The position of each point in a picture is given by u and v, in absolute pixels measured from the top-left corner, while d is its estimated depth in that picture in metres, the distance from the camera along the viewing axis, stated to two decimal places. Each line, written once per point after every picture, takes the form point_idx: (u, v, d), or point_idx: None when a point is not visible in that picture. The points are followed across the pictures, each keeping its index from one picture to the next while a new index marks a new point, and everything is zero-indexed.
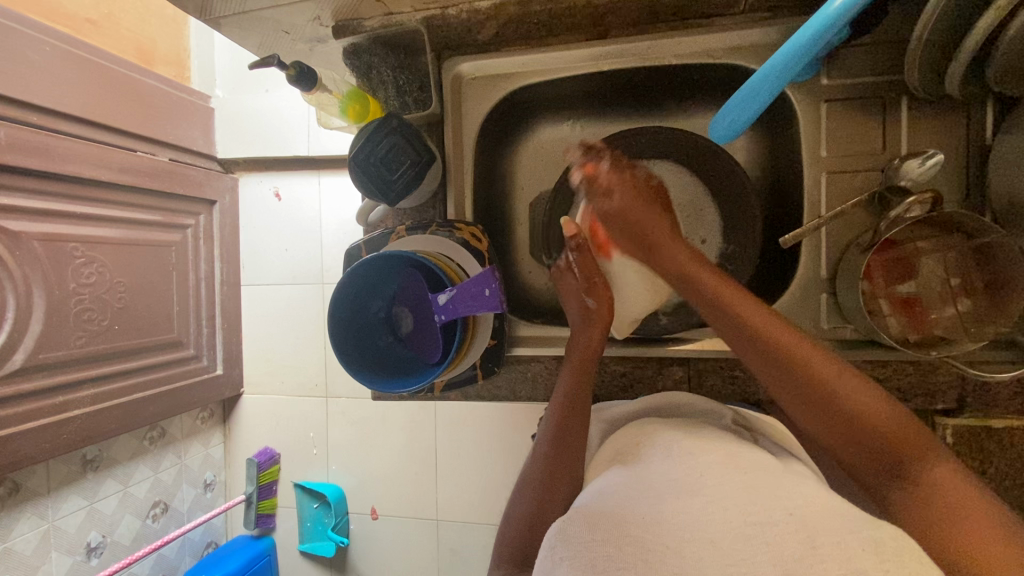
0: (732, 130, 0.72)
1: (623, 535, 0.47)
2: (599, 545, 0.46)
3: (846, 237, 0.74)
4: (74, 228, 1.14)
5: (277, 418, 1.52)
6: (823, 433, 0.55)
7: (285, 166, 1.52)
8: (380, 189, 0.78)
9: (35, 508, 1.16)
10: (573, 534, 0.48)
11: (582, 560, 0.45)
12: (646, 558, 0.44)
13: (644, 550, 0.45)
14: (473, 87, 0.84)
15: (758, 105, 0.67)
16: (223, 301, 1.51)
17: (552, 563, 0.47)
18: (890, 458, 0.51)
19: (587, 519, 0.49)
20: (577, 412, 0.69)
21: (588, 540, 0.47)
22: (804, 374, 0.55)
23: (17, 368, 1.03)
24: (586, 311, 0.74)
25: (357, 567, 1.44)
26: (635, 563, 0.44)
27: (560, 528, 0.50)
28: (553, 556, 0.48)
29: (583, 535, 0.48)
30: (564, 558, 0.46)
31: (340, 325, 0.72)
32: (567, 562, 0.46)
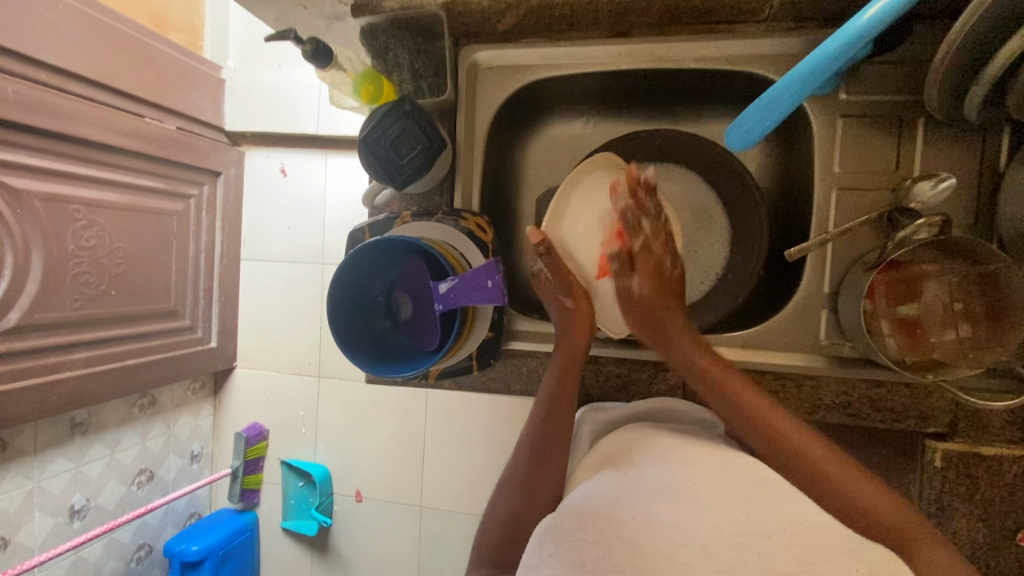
0: (750, 139, 0.69)
1: (612, 535, 0.48)
2: (589, 546, 0.47)
3: (850, 255, 0.74)
4: (77, 189, 1.13)
5: (268, 396, 1.52)
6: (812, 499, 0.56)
7: (293, 142, 1.51)
8: (388, 173, 0.78)
9: (22, 467, 1.16)
10: (564, 531, 0.49)
11: (569, 558, 0.46)
12: (635, 563, 0.45)
13: (634, 553, 0.46)
14: (489, 77, 0.82)
15: (780, 113, 0.65)
16: (222, 275, 1.50)
17: (539, 558, 0.48)
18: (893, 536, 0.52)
19: (579, 518, 0.50)
20: (563, 416, 0.66)
21: (578, 539, 0.48)
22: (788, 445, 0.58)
23: (13, 325, 1.03)
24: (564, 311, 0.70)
25: (337, 548, 1.45)
26: (624, 565, 0.45)
27: (552, 523, 0.51)
28: (540, 551, 0.48)
29: (575, 534, 0.48)
30: (552, 554, 0.47)
31: (339, 305, 0.72)
32: (554, 560, 0.47)
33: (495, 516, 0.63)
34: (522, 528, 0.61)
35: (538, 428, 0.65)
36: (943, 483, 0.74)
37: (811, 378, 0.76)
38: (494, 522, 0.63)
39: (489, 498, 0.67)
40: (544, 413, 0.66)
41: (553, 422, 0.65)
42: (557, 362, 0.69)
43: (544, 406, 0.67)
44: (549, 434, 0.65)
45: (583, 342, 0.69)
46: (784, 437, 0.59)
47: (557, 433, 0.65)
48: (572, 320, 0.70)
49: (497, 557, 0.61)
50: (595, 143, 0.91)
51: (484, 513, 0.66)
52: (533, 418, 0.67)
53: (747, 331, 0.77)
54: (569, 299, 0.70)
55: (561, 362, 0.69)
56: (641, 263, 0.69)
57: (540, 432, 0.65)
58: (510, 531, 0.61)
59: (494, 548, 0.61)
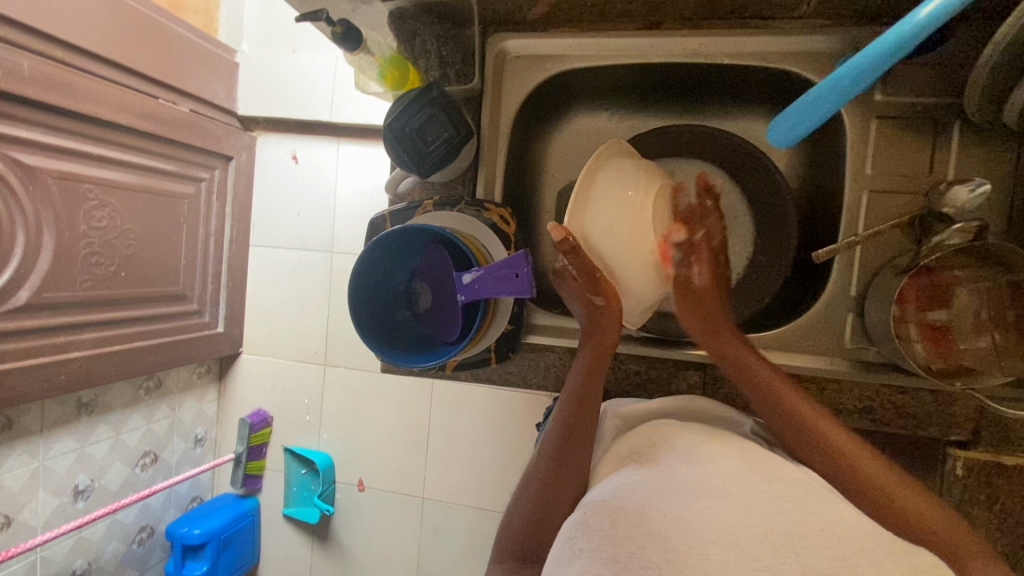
0: (793, 135, 0.68)
1: (645, 532, 0.47)
2: (621, 541, 0.47)
3: (878, 259, 0.73)
4: (88, 168, 1.12)
5: (274, 382, 1.52)
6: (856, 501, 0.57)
7: (306, 129, 1.51)
8: (413, 160, 0.77)
9: (28, 446, 1.15)
10: (594, 527, 0.49)
11: (601, 553, 0.46)
12: (670, 559, 0.45)
13: (667, 551, 0.46)
14: (517, 66, 0.81)
15: (823, 112, 0.63)
16: (230, 260, 1.50)
17: (571, 553, 0.48)
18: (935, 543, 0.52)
19: (610, 515, 0.50)
20: (590, 413, 0.66)
21: (609, 534, 0.48)
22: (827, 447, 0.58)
23: (23, 303, 1.02)
24: (593, 309, 0.67)
25: (339, 537, 1.45)
26: (659, 563, 0.45)
27: (582, 519, 0.51)
28: (572, 547, 0.48)
29: (605, 530, 0.48)
30: (583, 549, 0.47)
31: (360, 293, 0.71)
32: (585, 555, 0.47)
33: (517, 508, 0.63)
34: (546, 521, 0.61)
35: (565, 418, 0.65)
36: (963, 492, 0.73)
37: (834, 382, 0.76)
38: (519, 514, 0.63)
39: (512, 492, 0.67)
40: (571, 408, 0.66)
41: (579, 419, 0.65)
42: (586, 357, 0.68)
43: (571, 402, 0.66)
44: (576, 429, 0.64)
45: (613, 336, 0.68)
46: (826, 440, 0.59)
47: (584, 429, 0.65)
48: (602, 316, 0.68)
49: (517, 551, 0.61)
50: (619, 137, 0.90)
51: (506, 510, 0.66)
52: (560, 410, 0.66)
53: (770, 333, 0.77)
54: (598, 296, 0.67)
55: (591, 354, 0.68)
56: (701, 254, 0.68)
57: (565, 427, 0.64)
58: (533, 526, 0.61)
59: (516, 540, 0.61)
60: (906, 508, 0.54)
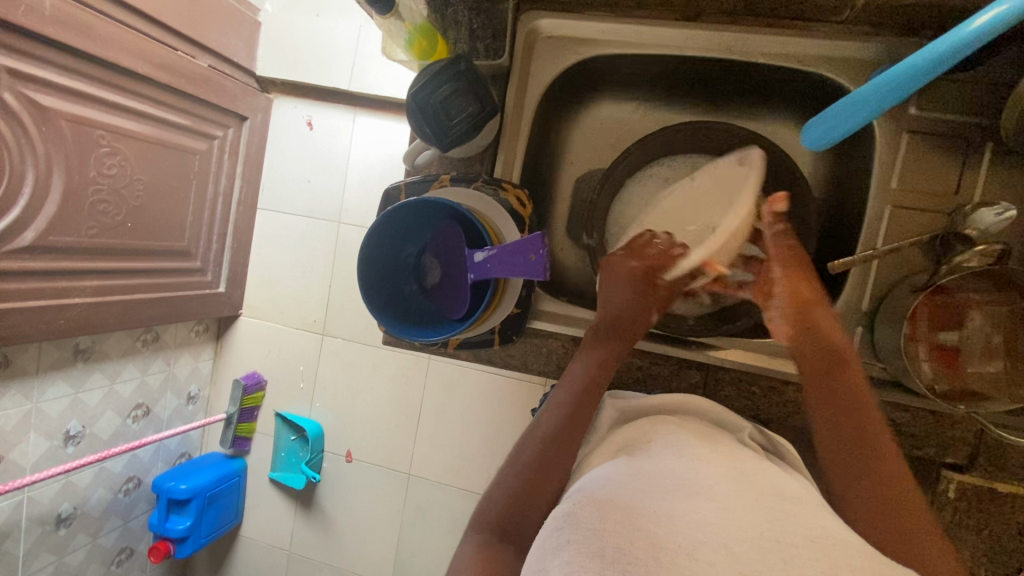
0: (825, 140, 0.66)
1: (633, 528, 0.47)
2: (609, 535, 0.47)
3: (893, 275, 0.72)
4: (102, 114, 1.11)
5: (271, 347, 1.52)
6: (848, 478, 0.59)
7: (323, 96, 1.50)
8: (434, 132, 0.76)
9: (23, 386, 1.15)
10: (584, 519, 0.49)
11: (588, 547, 0.46)
12: (658, 557, 0.44)
13: (655, 548, 0.45)
14: (547, 46, 0.80)
15: (856, 119, 0.60)
16: (237, 221, 1.49)
17: (557, 542, 0.48)
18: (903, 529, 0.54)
19: (599, 508, 0.50)
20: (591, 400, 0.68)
21: (598, 528, 0.48)
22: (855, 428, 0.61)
23: (28, 245, 1.01)
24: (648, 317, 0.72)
25: (323, 505, 1.46)
26: (646, 560, 0.44)
27: (571, 511, 0.51)
28: (558, 537, 0.49)
29: (594, 522, 0.48)
30: (570, 541, 0.47)
31: (371, 262, 0.71)
32: (571, 547, 0.47)
33: (505, 481, 0.63)
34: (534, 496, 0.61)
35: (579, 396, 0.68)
36: (951, 514, 0.73)
37: None
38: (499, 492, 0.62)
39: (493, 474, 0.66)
40: (586, 384, 0.68)
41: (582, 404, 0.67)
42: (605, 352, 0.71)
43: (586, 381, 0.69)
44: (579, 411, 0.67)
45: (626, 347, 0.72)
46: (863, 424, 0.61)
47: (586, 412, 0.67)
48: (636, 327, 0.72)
49: (502, 524, 0.59)
50: (643, 130, 0.89)
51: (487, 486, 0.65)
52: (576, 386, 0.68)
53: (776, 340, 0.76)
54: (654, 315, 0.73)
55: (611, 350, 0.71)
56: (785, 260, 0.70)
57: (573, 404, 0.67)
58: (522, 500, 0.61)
59: (501, 513, 0.60)
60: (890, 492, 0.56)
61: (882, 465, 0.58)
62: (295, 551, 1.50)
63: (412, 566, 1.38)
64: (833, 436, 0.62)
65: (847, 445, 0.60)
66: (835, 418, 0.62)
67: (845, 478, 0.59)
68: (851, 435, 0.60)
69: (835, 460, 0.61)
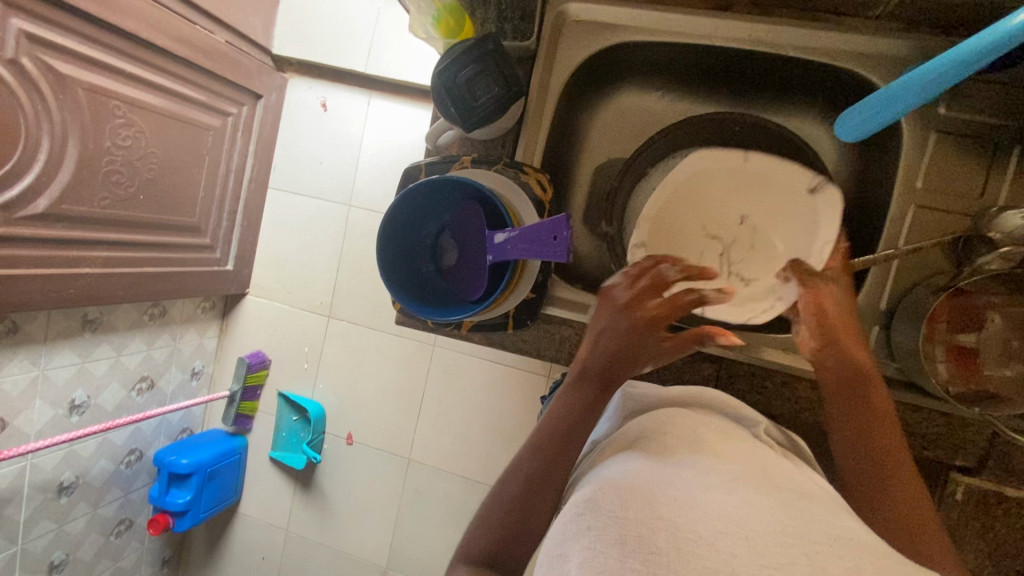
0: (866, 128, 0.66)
1: (655, 516, 0.47)
2: (631, 523, 0.47)
3: (914, 275, 0.72)
4: (119, 84, 1.11)
5: (277, 327, 1.53)
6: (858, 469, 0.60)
7: (338, 77, 1.50)
8: (460, 112, 0.76)
9: (30, 353, 1.16)
10: (603, 507, 0.50)
11: (609, 533, 0.47)
12: (677, 547, 0.44)
13: (675, 539, 0.45)
14: (574, 31, 0.79)
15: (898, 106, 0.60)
16: (248, 200, 1.49)
17: (577, 528, 0.49)
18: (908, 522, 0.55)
19: (619, 496, 0.50)
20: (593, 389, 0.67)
21: (619, 515, 0.48)
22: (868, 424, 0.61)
23: (41, 212, 1.02)
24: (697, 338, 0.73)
25: (323, 485, 1.47)
26: (665, 549, 0.44)
27: (593, 497, 0.51)
28: (579, 523, 0.50)
29: (615, 510, 0.49)
30: (591, 527, 0.48)
31: (390, 238, 0.71)
32: (593, 533, 0.48)
33: (495, 485, 0.60)
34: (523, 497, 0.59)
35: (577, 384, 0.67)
36: (957, 517, 0.73)
37: None
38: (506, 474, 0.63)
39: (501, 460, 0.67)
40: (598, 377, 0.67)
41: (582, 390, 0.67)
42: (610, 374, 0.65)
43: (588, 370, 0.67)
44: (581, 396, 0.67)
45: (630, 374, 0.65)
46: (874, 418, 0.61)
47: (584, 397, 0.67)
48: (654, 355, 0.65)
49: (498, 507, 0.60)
50: (665, 120, 0.88)
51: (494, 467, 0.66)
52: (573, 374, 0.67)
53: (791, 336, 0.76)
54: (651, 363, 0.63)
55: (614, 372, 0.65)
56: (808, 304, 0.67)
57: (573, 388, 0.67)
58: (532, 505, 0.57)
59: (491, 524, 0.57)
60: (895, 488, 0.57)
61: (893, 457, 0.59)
62: (294, 530, 1.50)
63: (410, 549, 1.39)
64: (845, 428, 0.62)
65: (859, 439, 0.60)
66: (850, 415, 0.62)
67: (856, 471, 0.60)
68: (864, 431, 0.61)
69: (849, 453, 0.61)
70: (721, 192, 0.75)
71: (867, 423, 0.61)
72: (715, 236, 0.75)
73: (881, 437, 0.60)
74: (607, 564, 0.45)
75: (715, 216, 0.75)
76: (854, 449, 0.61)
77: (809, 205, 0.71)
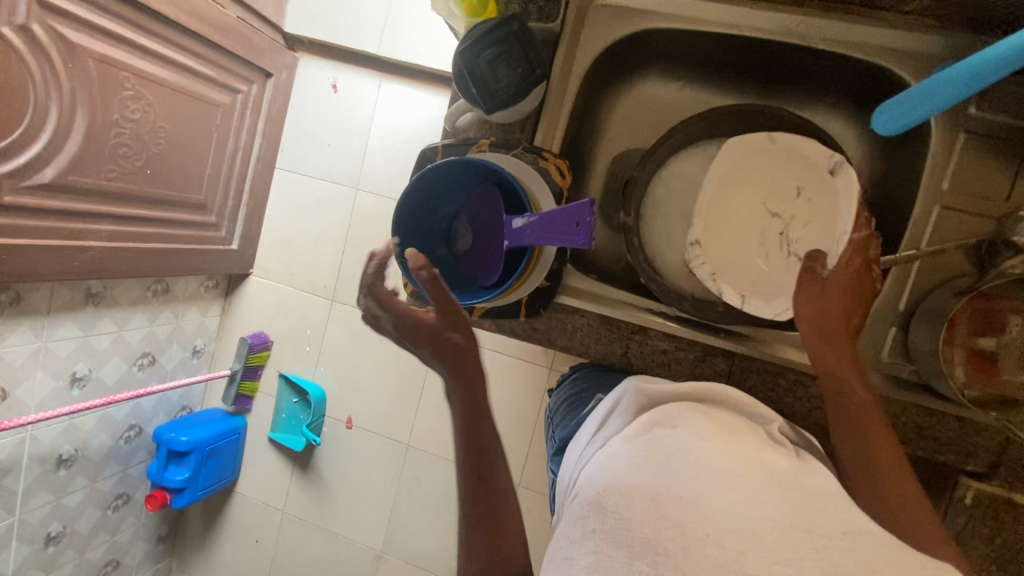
0: (905, 122, 0.63)
1: (662, 517, 0.46)
2: (637, 525, 0.46)
3: (936, 277, 0.71)
4: (129, 56, 1.09)
5: (279, 308, 1.52)
6: (848, 459, 0.59)
7: (350, 58, 1.48)
8: (481, 93, 0.75)
9: (33, 324, 1.15)
10: (609, 507, 0.48)
11: (616, 536, 0.46)
12: (686, 547, 0.44)
13: (684, 538, 0.44)
14: (601, 15, 0.77)
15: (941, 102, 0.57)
16: (255, 179, 1.48)
17: (582, 531, 0.48)
18: (899, 515, 0.54)
19: (625, 495, 0.48)
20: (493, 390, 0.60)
21: (625, 516, 0.47)
22: (859, 413, 0.59)
23: (47, 182, 1.00)
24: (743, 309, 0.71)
25: (321, 468, 1.47)
26: (673, 550, 0.44)
27: (596, 498, 0.50)
28: (584, 525, 0.48)
29: (620, 511, 0.47)
30: (596, 530, 0.47)
31: (405, 220, 0.70)
32: (598, 536, 0.46)
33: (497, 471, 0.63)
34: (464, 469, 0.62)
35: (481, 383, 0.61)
36: (965, 521, 0.73)
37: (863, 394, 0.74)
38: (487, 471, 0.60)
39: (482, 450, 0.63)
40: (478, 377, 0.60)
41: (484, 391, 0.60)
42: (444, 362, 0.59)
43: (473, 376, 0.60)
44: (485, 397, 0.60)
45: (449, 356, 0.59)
46: (864, 409, 0.59)
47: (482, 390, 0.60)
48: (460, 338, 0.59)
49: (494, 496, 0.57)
50: (687, 111, 0.87)
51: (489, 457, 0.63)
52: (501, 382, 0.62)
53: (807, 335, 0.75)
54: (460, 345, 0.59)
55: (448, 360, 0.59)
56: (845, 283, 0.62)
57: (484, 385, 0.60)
58: (482, 488, 0.56)
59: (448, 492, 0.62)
60: (886, 477, 0.56)
61: (882, 448, 0.57)
62: (291, 511, 1.51)
63: (406, 534, 1.39)
64: (837, 418, 0.60)
65: (849, 429, 0.59)
66: (840, 401, 0.60)
67: (847, 461, 0.59)
68: (856, 420, 0.59)
69: (840, 445, 0.60)
70: (770, 167, 0.72)
71: (859, 413, 0.59)
72: (775, 213, 0.72)
73: (872, 427, 0.58)
74: (613, 567, 0.44)
75: (774, 191, 0.72)
76: (846, 438, 0.59)
77: (833, 186, 0.68)
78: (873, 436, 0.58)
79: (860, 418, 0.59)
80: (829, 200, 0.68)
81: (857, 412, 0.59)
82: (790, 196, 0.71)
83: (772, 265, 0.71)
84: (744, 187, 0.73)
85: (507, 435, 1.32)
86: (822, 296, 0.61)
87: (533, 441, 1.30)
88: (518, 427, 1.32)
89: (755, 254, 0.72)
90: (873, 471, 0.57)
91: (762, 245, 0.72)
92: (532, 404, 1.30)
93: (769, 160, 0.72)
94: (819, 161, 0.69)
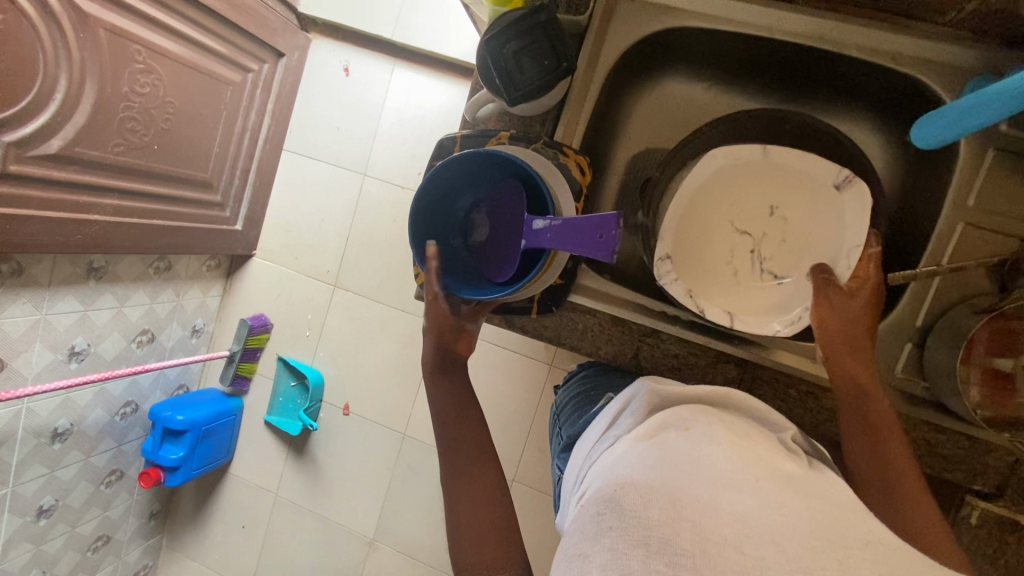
0: (946, 133, 0.62)
1: (679, 517, 0.45)
2: (654, 525, 0.45)
3: (956, 294, 0.71)
4: (141, 28, 1.07)
5: (281, 292, 1.51)
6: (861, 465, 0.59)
7: (363, 42, 1.46)
8: (504, 83, 0.73)
9: (33, 296, 1.13)
10: (624, 506, 0.47)
11: (631, 536, 0.45)
12: (704, 549, 0.43)
13: (702, 540, 0.44)
14: (629, 11, 0.76)
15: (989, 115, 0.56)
16: (261, 160, 1.46)
17: (597, 529, 0.47)
18: (908, 518, 0.54)
19: (641, 495, 0.48)
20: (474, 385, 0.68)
21: (642, 516, 0.46)
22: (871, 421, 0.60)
23: (54, 153, 0.99)
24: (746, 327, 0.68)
25: (317, 454, 1.46)
26: (691, 551, 0.43)
27: (612, 497, 0.49)
28: (599, 523, 0.47)
29: (635, 511, 0.47)
30: (611, 528, 0.46)
31: (425, 206, 0.68)
32: (613, 534, 0.46)
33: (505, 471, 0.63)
34: (470, 462, 0.63)
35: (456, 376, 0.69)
36: (968, 540, 0.73)
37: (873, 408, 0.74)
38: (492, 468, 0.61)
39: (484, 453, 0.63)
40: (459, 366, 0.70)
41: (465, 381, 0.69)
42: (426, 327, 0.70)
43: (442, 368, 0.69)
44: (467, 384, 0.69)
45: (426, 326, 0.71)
46: (877, 417, 0.60)
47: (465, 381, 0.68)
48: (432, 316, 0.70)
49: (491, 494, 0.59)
50: (708, 114, 0.86)
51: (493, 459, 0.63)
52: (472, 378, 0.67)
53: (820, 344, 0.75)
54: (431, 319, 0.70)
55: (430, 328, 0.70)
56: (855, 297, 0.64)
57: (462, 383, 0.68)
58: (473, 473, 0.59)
59: (450, 482, 0.63)
60: (897, 483, 0.56)
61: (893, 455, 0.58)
62: (284, 495, 1.50)
63: (399, 524, 1.39)
64: (850, 425, 0.61)
65: (861, 436, 0.60)
66: (853, 409, 0.61)
67: (859, 466, 0.59)
68: (868, 427, 0.60)
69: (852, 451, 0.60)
70: (747, 184, 0.71)
71: (872, 420, 0.60)
72: (745, 231, 0.72)
73: (885, 434, 0.59)
74: (629, 566, 0.43)
75: (746, 208, 0.72)
76: (857, 445, 0.60)
77: (832, 202, 0.67)
78: (885, 444, 0.58)
79: (872, 424, 0.59)
80: (819, 219, 0.68)
81: (869, 419, 0.60)
82: (764, 214, 0.71)
83: (751, 283, 0.72)
84: (715, 203, 0.72)
85: (505, 430, 1.32)
86: (846, 310, 0.63)
87: (530, 437, 1.30)
88: (516, 423, 1.31)
89: (724, 271, 0.72)
90: (885, 478, 0.57)
91: (738, 263, 0.72)
92: (531, 400, 1.30)
93: (750, 174, 0.70)
94: (802, 176, 0.68)
